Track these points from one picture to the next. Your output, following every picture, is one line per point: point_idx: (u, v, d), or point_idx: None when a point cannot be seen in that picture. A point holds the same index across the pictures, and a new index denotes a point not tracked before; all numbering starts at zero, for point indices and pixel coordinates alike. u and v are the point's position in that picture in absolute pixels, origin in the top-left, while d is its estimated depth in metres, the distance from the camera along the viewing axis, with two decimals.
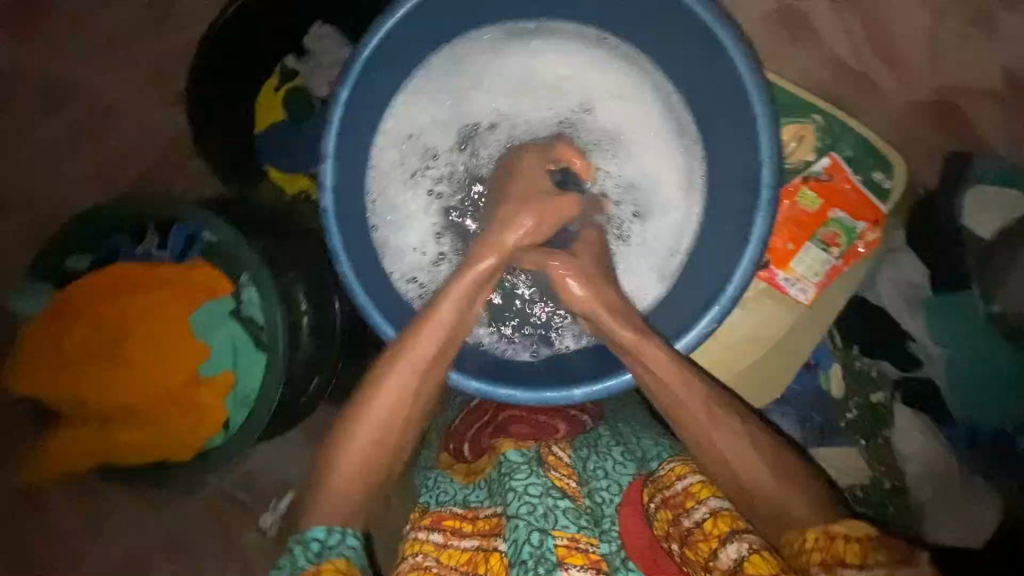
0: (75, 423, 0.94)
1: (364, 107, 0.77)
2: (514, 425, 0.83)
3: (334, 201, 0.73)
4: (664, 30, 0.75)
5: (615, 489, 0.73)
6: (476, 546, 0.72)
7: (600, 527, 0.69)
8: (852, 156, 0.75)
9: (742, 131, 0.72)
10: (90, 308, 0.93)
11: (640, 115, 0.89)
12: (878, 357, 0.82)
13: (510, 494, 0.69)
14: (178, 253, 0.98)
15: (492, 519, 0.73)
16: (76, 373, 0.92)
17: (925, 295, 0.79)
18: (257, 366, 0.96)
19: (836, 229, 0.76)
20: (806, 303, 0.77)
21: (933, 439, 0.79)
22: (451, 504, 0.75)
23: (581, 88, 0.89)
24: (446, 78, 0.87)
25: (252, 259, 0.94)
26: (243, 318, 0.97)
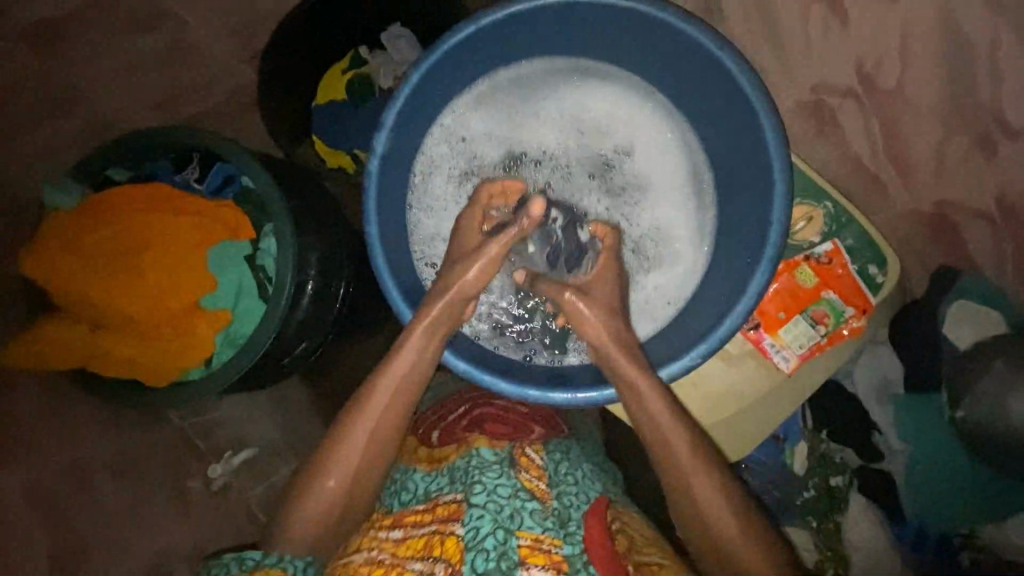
0: (67, 318, 0.95)
1: (425, 96, 0.82)
2: (491, 421, 0.87)
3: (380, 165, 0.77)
4: (711, 96, 0.79)
5: (582, 497, 0.77)
6: (433, 530, 0.73)
7: (566, 528, 0.72)
8: (853, 245, 0.80)
9: (758, 201, 0.76)
10: (117, 216, 0.97)
11: (672, 171, 0.92)
12: (841, 445, 0.89)
13: (477, 487, 0.73)
14: (213, 190, 1.04)
15: (452, 505, 0.75)
16: (83, 273, 0.94)
17: (896, 391, 0.86)
18: (257, 313, 0.99)
19: (826, 309, 0.81)
20: (786, 371, 0.82)
21: (877, 530, 0.85)
22: (413, 499, 0.77)
23: (625, 134, 0.93)
24: (506, 94, 0.92)
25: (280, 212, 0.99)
26: (255, 264, 1.01)
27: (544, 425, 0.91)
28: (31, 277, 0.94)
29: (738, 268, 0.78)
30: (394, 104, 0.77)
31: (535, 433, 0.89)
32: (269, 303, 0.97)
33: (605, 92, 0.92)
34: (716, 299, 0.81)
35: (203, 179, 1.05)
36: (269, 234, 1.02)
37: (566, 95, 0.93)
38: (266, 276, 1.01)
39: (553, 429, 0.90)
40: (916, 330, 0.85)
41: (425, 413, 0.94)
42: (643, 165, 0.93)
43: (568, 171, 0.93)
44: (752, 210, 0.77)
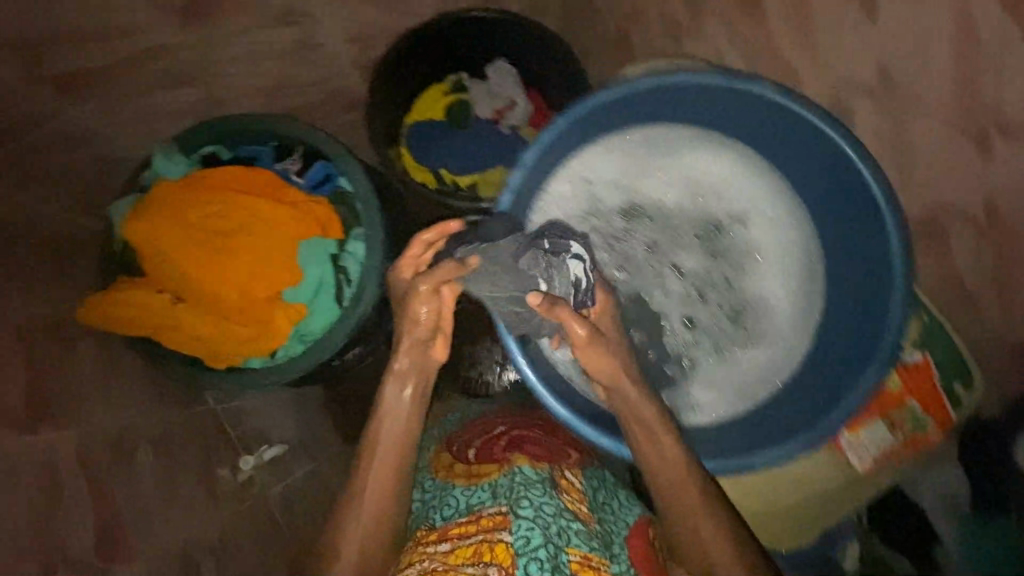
0: (148, 286, 0.91)
1: (559, 143, 0.80)
2: (529, 443, 0.88)
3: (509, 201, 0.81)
4: (847, 204, 0.76)
5: (621, 523, 0.83)
6: (481, 539, 0.72)
7: (610, 549, 0.77)
8: (941, 361, 0.80)
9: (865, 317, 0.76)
10: (217, 190, 0.94)
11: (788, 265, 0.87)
12: (893, 550, 0.90)
13: (524, 501, 0.73)
14: (311, 184, 1.04)
15: (497, 516, 0.74)
16: (176, 244, 0.90)
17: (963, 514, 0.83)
18: (332, 314, 0.98)
19: (907, 414, 0.84)
20: (860, 468, 0.85)
21: None
22: (457, 513, 0.77)
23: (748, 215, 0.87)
24: (638, 149, 0.87)
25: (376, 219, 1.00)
26: (337, 265, 1.01)
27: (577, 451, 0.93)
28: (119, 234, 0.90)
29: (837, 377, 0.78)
30: (534, 148, 0.77)
31: (570, 456, 0.91)
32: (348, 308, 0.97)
33: (738, 169, 0.86)
34: (814, 399, 0.80)
35: (305, 172, 1.05)
36: (357, 236, 1.02)
37: (694, 160, 0.88)
38: (346, 278, 1.01)
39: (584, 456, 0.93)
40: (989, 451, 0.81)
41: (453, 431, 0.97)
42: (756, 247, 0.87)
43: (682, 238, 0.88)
44: (863, 321, 0.77)
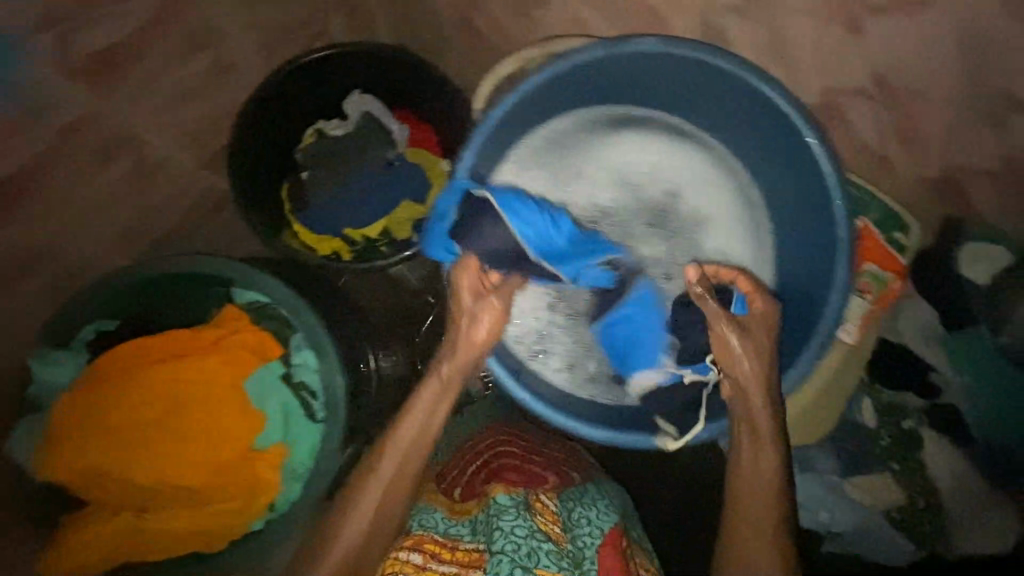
0: (103, 508, 0.81)
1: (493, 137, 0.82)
2: (508, 471, 0.90)
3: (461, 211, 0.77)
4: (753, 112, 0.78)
5: (596, 533, 0.82)
6: (453, 572, 0.75)
7: (580, 567, 0.77)
8: (878, 219, 0.88)
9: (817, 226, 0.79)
10: (126, 378, 0.82)
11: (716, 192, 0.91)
12: (902, 391, 0.95)
13: (497, 532, 0.77)
14: (252, 314, 0.93)
15: (472, 552, 0.77)
16: (107, 452, 0.79)
17: (940, 331, 0.91)
18: (312, 434, 0.90)
19: (869, 279, 0.89)
20: (851, 342, 0.89)
21: (954, 457, 0.92)
22: (433, 530, 0.79)
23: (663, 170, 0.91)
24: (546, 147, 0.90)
25: (302, 306, 0.91)
26: (295, 383, 0.91)
27: (560, 475, 0.94)
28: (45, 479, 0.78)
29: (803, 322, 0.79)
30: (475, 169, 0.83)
31: (549, 481, 0.91)
32: (326, 424, 0.89)
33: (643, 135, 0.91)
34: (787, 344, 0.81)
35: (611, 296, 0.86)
36: (299, 344, 0.92)
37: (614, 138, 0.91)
38: (308, 391, 0.91)
39: (566, 479, 0.93)
40: (941, 260, 0.90)
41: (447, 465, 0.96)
42: (699, 205, 0.91)
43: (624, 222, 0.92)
44: (818, 258, 0.78)
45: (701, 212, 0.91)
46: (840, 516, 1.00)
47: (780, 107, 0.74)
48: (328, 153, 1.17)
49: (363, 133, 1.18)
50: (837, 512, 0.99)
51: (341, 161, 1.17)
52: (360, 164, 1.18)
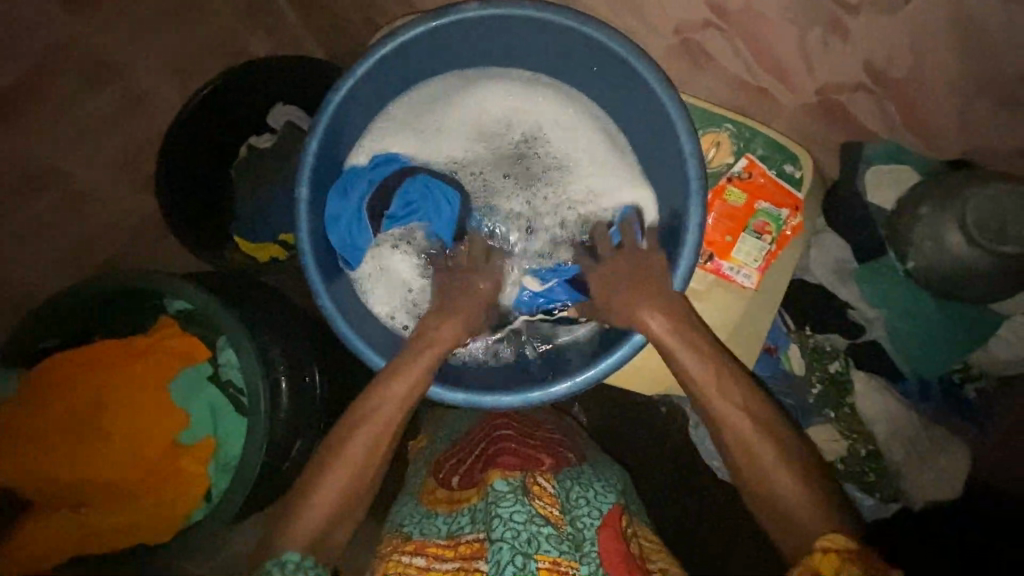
0: (46, 505, 0.89)
1: (346, 119, 0.84)
2: (504, 455, 0.85)
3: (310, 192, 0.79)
4: (590, 57, 0.82)
5: (595, 514, 0.79)
6: (457, 568, 0.76)
7: (580, 550, 0.75)
8: (765, 154, 0.84)
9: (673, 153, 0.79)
10: (60, 386, 0.90)
11: (584, 139, 0.94)
12: (827, 332, 0.89)
13: (496, 520, 0.75)
14: (180, 319, 1.00)
15: (474, 543, 0.78)
16: (46, 453, 0.88)
17: (851, 267, 0.86)
18: (239, 429, 0.95)
19: (765, 218, 0.84)
20: (752, 287, 0.85)
21: (888, 397, 0.86)
22: (435, 534, 0.81)
23: (529, 123, 0.94)
24: (410, 117, 0.93)
25: (216, 308, 0.95)
26: (222, 381, 0.97)
27: (554, 455, 0.89)
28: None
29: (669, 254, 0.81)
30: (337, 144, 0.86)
31: (545, 462, 0.87)
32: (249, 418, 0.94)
33: (507, 93, 0.93)
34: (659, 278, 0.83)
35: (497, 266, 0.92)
36: (224, 344, 0.98)
37: (477, 100, 0.93)
38: (236, 389, 0.97)
39: (562, 459, 0.89)
40: (842, 191, 0.85)
41: (451, 447, 0.95)
42: (566, 151, 0.94)
43: (494, 177, 0.95)
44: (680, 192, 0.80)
45: (569, 161, 0.94)
46: None
47: (615, 50, 0.75)
48: (256, 163, 1.21)
49: (290, 141, 1.22)
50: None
51: (272, 168, 1.21)
52: (288, 171, 1.22)
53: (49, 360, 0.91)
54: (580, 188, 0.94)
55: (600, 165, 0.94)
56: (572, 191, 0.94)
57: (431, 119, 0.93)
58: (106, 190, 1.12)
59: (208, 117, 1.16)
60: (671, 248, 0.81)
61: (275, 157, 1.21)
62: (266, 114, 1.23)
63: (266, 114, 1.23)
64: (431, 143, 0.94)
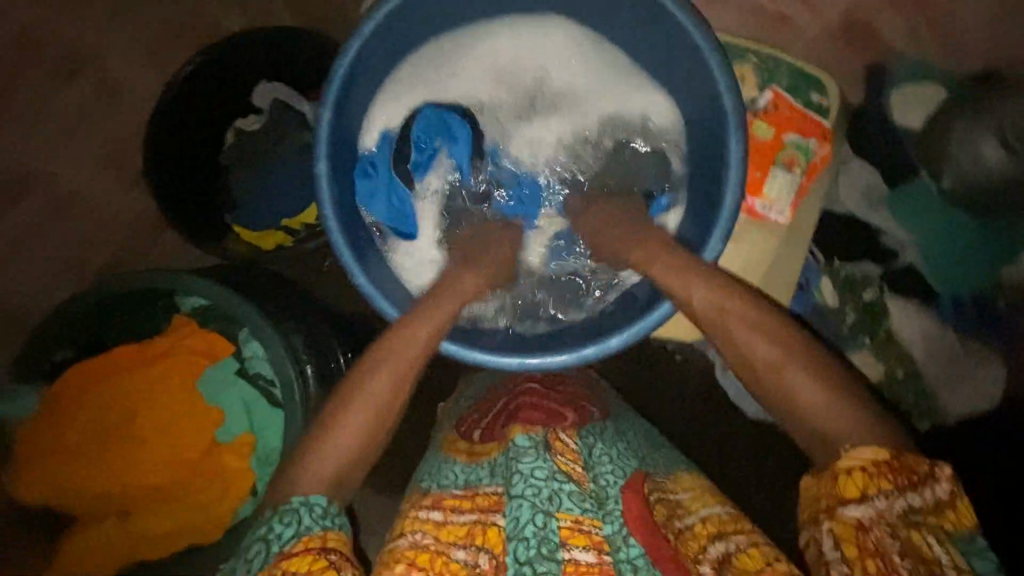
0: (89, 515, 0.88)
1: (358, 86, 0.79)
2: (526, 409, 0.80)
3: (328, 163, 0.74)
4: None
5: (619, 473, 0.72)
6: (475, 520, 0.69)
7: (603, 508, 0.68)
8: (790, 85, 0.82)
9: (702, 85, 0.74)
10: (86, 395, 0.88)
11: (606, 81, 0.90)
12: (859, 261, 0.88)
13: (516, 477, 0.69)
14: (196, 317, 0.95)
15: (493, 495, 0.72)
16: (84, 463, 0.86)
17: (882, 192, 0.85)
18: (274, 420, 0.93)
19: (793, 151, 0.83)
20: (786, 222, 0.84)
21: (923, 317, 0.86)
22: (452, 485, 0.74)
23: (546, 71, 0.91)
24: (425, 74, 0.88)
25: (234, 299, 0.91)
26: (249, 375, 0.93)
27: (578, 411, 0.82)
28: (31, 498, 0.86)
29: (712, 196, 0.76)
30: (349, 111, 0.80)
31: (568, 418, 0.80)
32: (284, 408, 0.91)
33: (520, 42, 0.90)
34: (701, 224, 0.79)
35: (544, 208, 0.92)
36: (247, 337, 0.93)
37: (491, 52, 0.90)
38: (266, 381, 0.93)
39: (585, 414, 0.82)
40: (869, 116, 0.84)
41: (467, 410, 0.88)
42: (587, 97, 0.91)
43: (516, 132, 0.92)
44: (713, 128, 0.75)
45: (591, 106, 0.91)
46: None
47: None
48: (246, 145, 1.13)
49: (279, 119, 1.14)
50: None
51: (263, 150, 1.13)
52: (281, 152, 1.13)
53: (71, 371, 0.88)
54: (605, 133, 0.90)
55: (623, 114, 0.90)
56: (598, 137, 0.91)
57: (445, 75, 0.89)
58: (93, 189, 1.06)
59: (192, 101, 1.10)
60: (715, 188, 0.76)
61: (266, 138, 1.13)
62: (253, 95, 1.15)
63: (252, 96, 1.15)
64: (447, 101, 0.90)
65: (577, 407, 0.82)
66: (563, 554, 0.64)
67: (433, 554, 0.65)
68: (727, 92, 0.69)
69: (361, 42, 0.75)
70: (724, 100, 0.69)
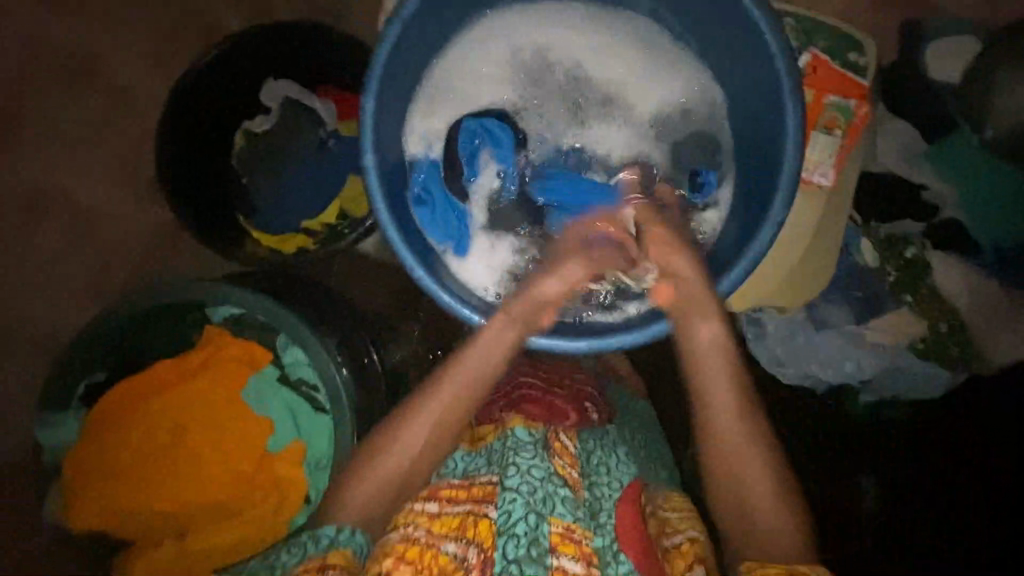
0: (143, 539, 0.85)
1: (398, 76, 0.75)
2: (529, 401, 0.78)
3: (374, 155, 0.71)
4: None
5: (615, 485, 0.73)
6: (467, 511, 0.66)
7: (596, 519, 0.68)
8: (826, 46, 0.82)
9: (748, 49, 0.73)
10: (127, 417, 0.85)
11: (633, 56, 0.88)
12: (898, 219, 0.89)
13: (511, 469, 0.67)
14: (229, 327, 0.92)
15: (487, 486, 0.68)
16: (133, 487, 0.84)
17: (920, 148, 0.86)
18: (322, 426, 0.90)
19: (833, 113, 0.82)
20: (829, 185, 0.84)
21: (964, 269, 0.88)
22: (451, 474, 0.71)
23: (572, 52, 0.88)
24: (452, 73, 0.86)
25: (268, 305, 0.88)
26: (292, 382, 0.90)
27: (579, 407, 0.81)
28: (84, 526, 0.83)
29: (765, 173, 0.74)
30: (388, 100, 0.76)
31: (570, 416, 0.78)
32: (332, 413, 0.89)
33: (541, 25, 0.87)
34: (751, 208, 0.76)
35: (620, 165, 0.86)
36: (286, 343, 0.90)
37: (514, 39, 0.87)
38: (309, 386, 0.91)
39: (587, 414, 0.80)
40: (905, 73, 0.85)
41: None
42: (616, 75, 0.88)
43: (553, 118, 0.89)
44: (762, 94, 0.75)
45: (623, 82, 0.88)
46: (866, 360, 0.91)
47: None
48: (256, 145, 1.10)
49: (289, 117, 1.10)
50: (863, 360, 0.91)
51: (273, 150, 1.10)
52: (292, 150, 1.10)
53: (109, 395, 0.85)
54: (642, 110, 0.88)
55: (662, 103, 0.87)
56: (636, 116, 0.89)
57: (473, 69, 0.87)
58: (105, 204, 1.02)
59: (202, 105, 1.06)
60: (769, 164, 0.74)
61: (276, 137, 1.10)
62: (258, 91, 1.10)
63: (258, 92, 1.11)
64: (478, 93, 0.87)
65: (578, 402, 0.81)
66: (551, 559, 0.62)
67: (422, 547, 0.62)
68: (781, 57, 0.68)
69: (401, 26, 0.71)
70: (777, 62, 0.68)
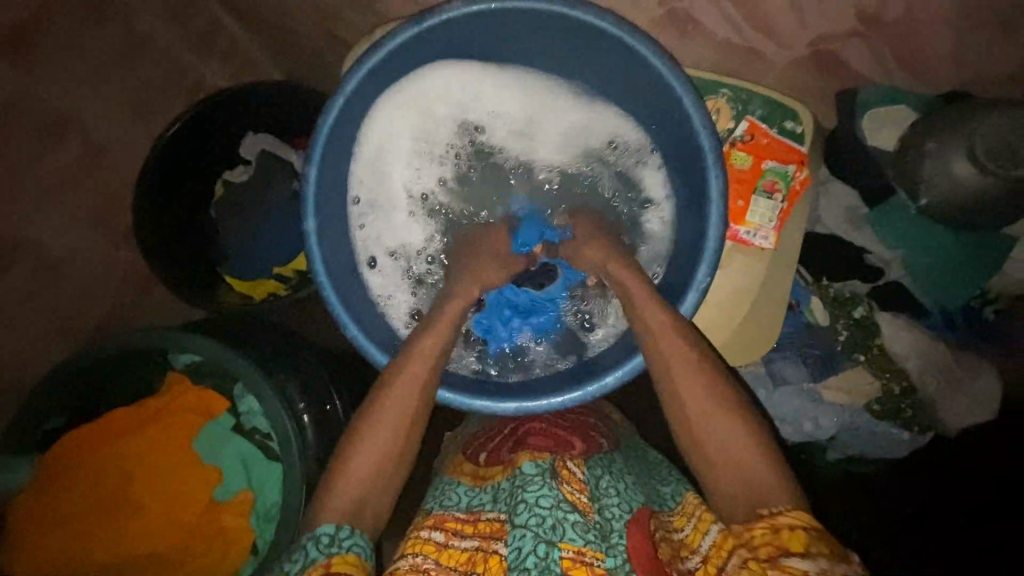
0: None
1: (345, 142, 0.82)
2: (532, 437, 0.80)
3: (315, 221, 0.76)
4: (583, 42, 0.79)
5: (626, 506, 0.69)
6: (477, 546, 0.69)
7: (607, 541, 0.66)
8: (764, 114, 0.84)
9: (679, 121, 0.77)
10: (79, 464, 0.87)
11: (570, 108, 0.91)
12: (845, 279, 0.90)
13: (521, 506, 0.67)
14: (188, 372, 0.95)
15: (494, 522, 0.70)
16: (80, 535, 0.85)
17: (863, 212, 0.88)
18: (273, 473, 0.91)
19: (773, 177, 0.84)
20: (772, 247, 0.84)
21: (916, 332, 0.87)
22: (455, 508, 0.73)
23: (512, 104, 0.91)
24: (395, 120, 0.89)
25: (225, 352, 0.90)
26: (246, 430, 0.92)
27: (585, 437, 0.81)
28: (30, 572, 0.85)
29: (692, 238, 0.79)
30: (336, 158, 0.81)
31: (577, 447, 0.78)
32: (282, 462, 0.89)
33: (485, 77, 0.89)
34: (683, 267, 0.81)
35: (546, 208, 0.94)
36: (242, 392, 0.93)
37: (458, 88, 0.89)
38: (263, 434, 0.93)
39: (595, 443, 0.79)
40: (845, 138, 0.87)
41: (475, 433, 0.89)
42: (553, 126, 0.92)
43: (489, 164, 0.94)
44: (690, 162, 0.78)
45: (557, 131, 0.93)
46: (823, 418, 0.90)
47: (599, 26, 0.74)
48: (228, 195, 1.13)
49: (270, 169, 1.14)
50: (820, 418, 0.90)
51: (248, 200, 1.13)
52: (265, 200, 1.13)
53: (67, 442, 0.88)
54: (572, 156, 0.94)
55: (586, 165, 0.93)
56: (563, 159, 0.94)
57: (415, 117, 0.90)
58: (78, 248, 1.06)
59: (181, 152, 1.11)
60: (695, 230, 0.78)
61: (256, 189, 1.13)
62: (240, 146, 1.14)
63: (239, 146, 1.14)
64: (420, 142, 0.92)
65: (583, 434, 0.81)
66: None
67: None
68: (704, 129, 0.73)
69: (343, 99, 0.76)
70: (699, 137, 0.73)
